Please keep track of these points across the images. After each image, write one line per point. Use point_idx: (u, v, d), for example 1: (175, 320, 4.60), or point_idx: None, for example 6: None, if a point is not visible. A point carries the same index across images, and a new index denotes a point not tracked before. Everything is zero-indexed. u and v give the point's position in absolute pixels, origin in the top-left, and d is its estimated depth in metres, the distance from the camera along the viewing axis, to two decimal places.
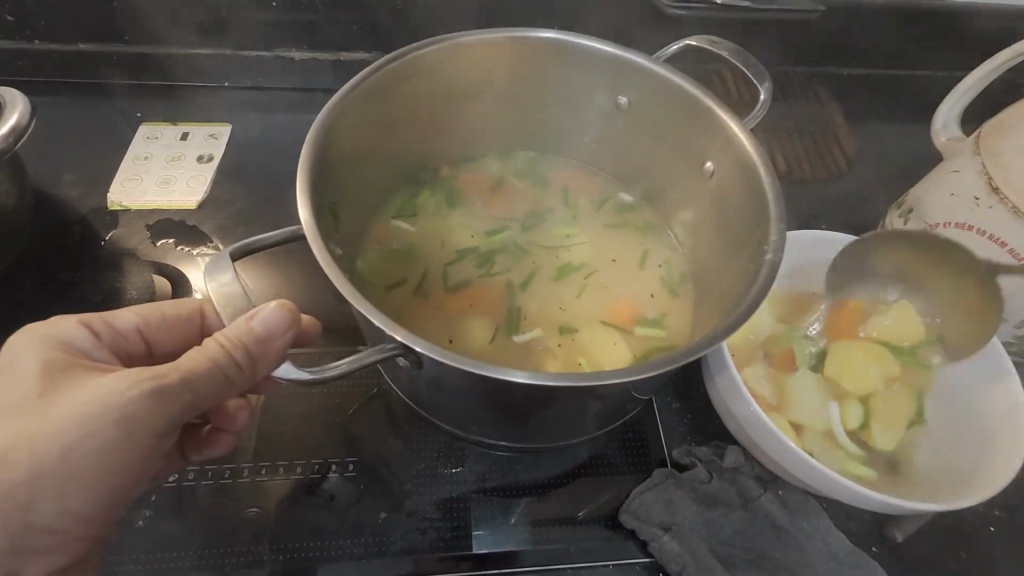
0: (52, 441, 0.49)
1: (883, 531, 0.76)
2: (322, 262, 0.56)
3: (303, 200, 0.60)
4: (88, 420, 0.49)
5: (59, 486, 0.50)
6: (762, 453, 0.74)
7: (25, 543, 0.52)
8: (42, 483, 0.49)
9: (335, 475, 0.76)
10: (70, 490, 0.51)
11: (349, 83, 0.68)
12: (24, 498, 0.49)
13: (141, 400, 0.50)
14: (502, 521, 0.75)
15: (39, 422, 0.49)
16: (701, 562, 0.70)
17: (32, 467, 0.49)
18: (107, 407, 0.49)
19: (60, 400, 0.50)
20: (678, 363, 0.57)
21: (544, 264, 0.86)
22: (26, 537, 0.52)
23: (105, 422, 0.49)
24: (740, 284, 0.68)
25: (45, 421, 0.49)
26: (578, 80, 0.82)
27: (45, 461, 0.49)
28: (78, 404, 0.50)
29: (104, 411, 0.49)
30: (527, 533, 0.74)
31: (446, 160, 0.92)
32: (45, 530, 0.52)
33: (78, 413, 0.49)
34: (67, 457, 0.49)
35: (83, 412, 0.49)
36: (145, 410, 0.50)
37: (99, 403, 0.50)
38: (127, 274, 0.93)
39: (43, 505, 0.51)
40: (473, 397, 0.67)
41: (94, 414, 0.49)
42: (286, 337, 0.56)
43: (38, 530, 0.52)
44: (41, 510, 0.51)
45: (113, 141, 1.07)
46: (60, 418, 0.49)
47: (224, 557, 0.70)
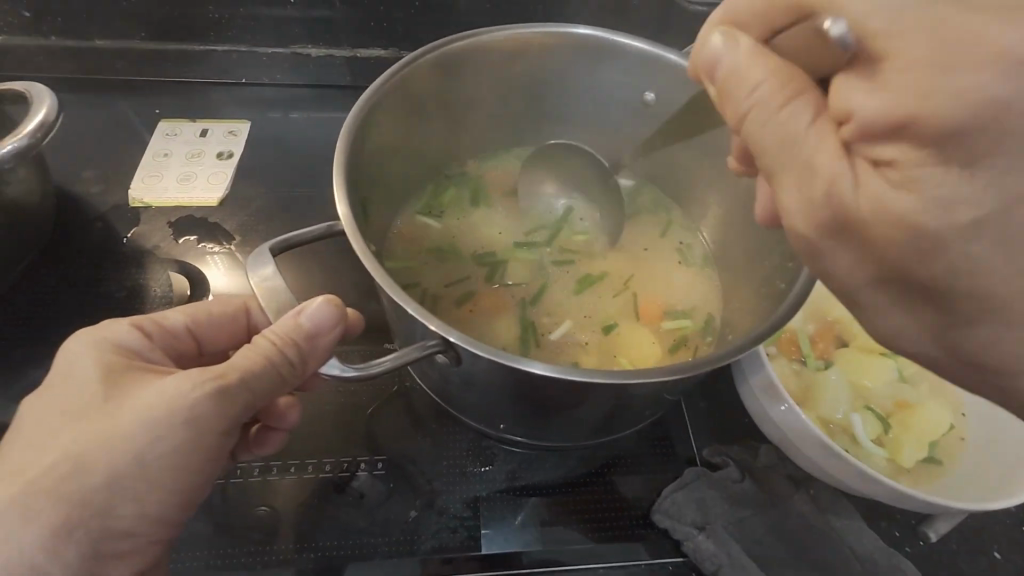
0: (125, 442, 0.48)
1: (916, 531, 0.75)
2: (363, 258, 0.56)
3: (341, 196, 0.59)
4: (155, 421, 0.48)
5: (136, 486, 0.49)
6: (796, 452, 0.73)
7: (108, 548, 0.50)
8: (118, 488, 0.48)
9: (364, 473, 0.75)
10: (148, 490, 0.49)
11: (382, 79, 0.68)
12: (102, 501, 0.48)
13: (208, 398, 0.49)
14: (516, 518, 0.74)
15: (108, 424, 0.48)
16: (736, 562, 0.69)
17: (107, 470, 0.47)
18: (177, 406, 0.49)
19: (124, 401, 0.50)
20: (725, 360, 0.56)
21: (569, 260, 0.85)
22: (105, 543, 0.49)
23: (172, 424, 0.48)
24: (776, 282, 0.68)
25: (105, 422, 0.48)
26: (607, 77, 0.81)
27: (119, 464, 0.48)
28: (146, 404, 0.49)
29: (172, 410, 0.48)
30: (542, 531, 0.74)
31: (470, 158, 0.91)
32: (125, 533, 0.50)
33: (144, 415, 0.48)
34: (142, 462, 0.48)
35: (150, 414, 0.48)
36: (210, 410, 0.50)
37: (166, 404, 0.49)
38: (148, 271, 0.92)
39: (122, 507, 0.49)
40: (506, 394, 0.66)
41: (160, 416, 0.48)
42: (336, 330, 0.56)
43: (117, 534, 0.50)
44: (119, 513, 0.49)
45: (133, 138, 1.06)
46: (129, 418, 0.48)
47: (255, 556, 0.69)
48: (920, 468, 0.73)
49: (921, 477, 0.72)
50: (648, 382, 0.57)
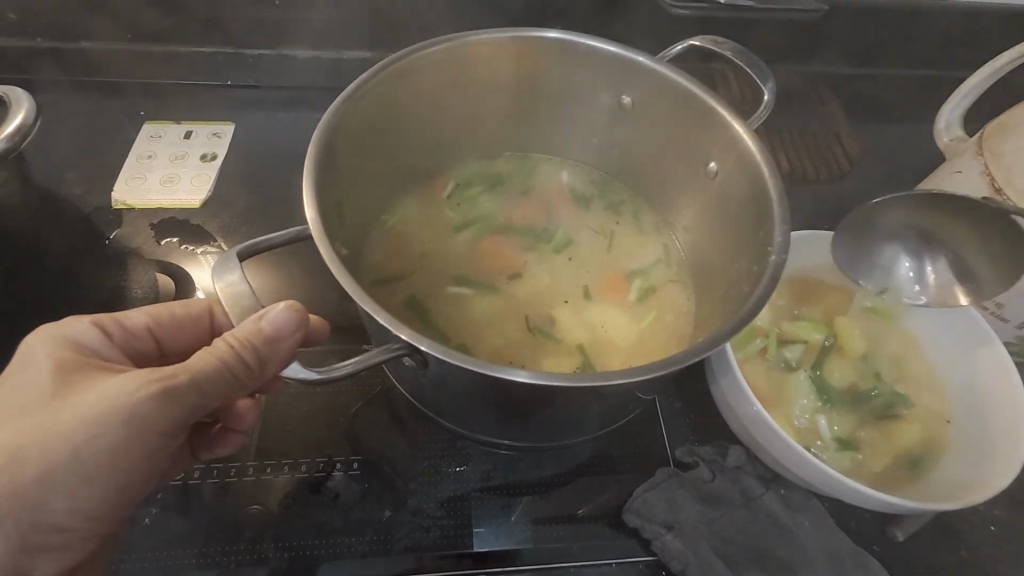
0: (63, 440, 0.49)
1: (884, 530, 0.76)
2: (330, 261, 0.56)
3: (310, 200, 0.60)
4: (93, 421, 0.50)
5: (69, 483, 0.51)
6: (765, 453, 0.74)
7: (34, 541, 0.53)
8: (48, 482, 0.50)
9: (340, 474, 0.76)
10: (77, 484, 0.51)
11: (354, 84, 0.69)
12: (32, 495, 0.50)
13: (151, 399, 0.50)
14: (510, 517, 0.75)
15: (49, 423, 0.49)
16: (703, 561, 0.70)
17: (40, 465, 0.49)
18: (118, 407, 0.50)
19: (70, 399, 0.51)
20: (684, 363, 0.57)
21: (544, 263, 0.87)
22: (35, 534, 0.53)
23: (111, 423, 0.50)
24: (746, 283, 0.69)
25: (52, 422, 0.49)
26: (582, 81, 0.82)
27: (53, 461, 0.50)
28: (89, 405, 0.50)
29: (113, 411, 0.50)
30: (535, 527, 0.75)
31: (450, 161, 0.92)
32: (54, 528, 0.53)
33: (85, 413, 0.50)
34: (75, 457, 0.50)
35: (90, 415, 0.50)
36: (154, 411, 0.51)
37: (104, 404, 0.50)
38: (130, 273, 0.93)
39: (52, 503, 0.51)
40: (478, 396, 0.67)
41: (99, 416, 0.50)
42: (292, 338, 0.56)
43: (48, 528, 0.53)
44: (50, 508, 0.51)
45: (117, 140, 1.07)
46: (67, 418, 0.50)
47: (229, 555, 0.70)
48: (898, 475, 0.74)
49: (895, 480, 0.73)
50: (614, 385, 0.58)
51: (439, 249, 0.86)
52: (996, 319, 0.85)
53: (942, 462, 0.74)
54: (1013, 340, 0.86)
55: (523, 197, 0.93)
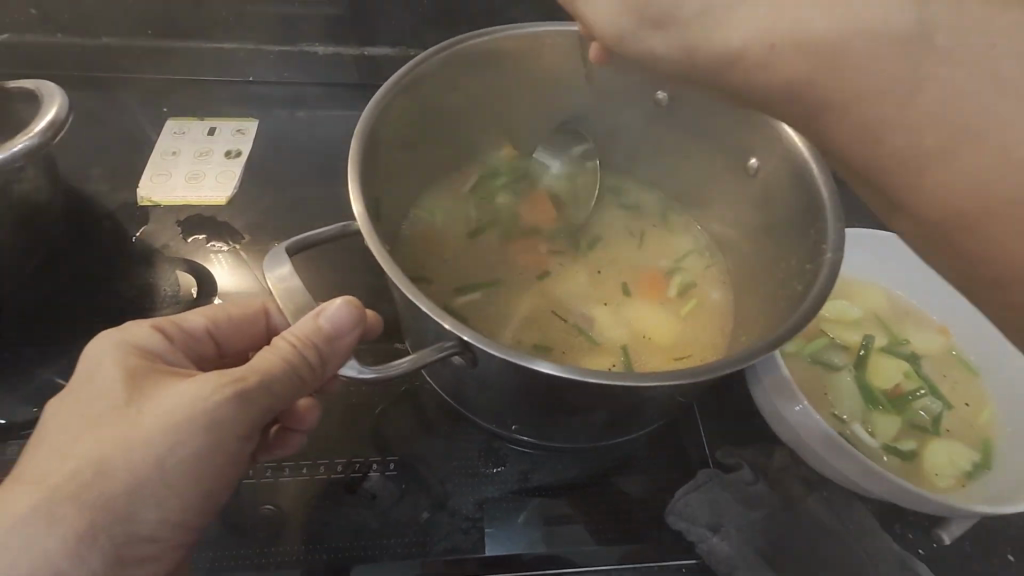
0: (144, 446, 0.48)
1: (929, 533, 0.75)
2: (382, 258, 0.56)
3: (357, 195, 0.59)
4: (178, 427, 0.48)
5: (157, 490, 0.49)
6: (808, 453, 0.73)
7: (129, 554, 0.50)
8: (141, 494, 0.48)
9: (376, 474, 0.75)
10: (166, 498, 0.49)
11: (397, 78, 0.67)
12: (123, 508, 0.48)
13: (229, 402, 0.49)
14: (517, 516, 0.74)
15: (126, 429, 0.48)
16: (748, 563, 0.69)
17: (129, 475, 0.47)
18: (197, 411, 0.48)
19: (146, 406, 0.49)
20: (747, 361, 0.56)
21: (580, 261, 0.85)
22: (130, 548, 0.49)
23: (194, 429, 0.48)
24: (795, 283, 0.67)
25: (133, 429, 0.48)
26: (621, 76, 0.81)
27: (139, 470, 0.48)
28: (166, 409, 0.49)
29: (193, 415, 0.48)
30: (546, 531, 0.73)
31: (482, 158, 0.91)
32: (149, 539, 0.50)
33: (165, 419, 0.48)
34: (162, 467, 0.48)
35: (174, 421, 0.48)
36: (232, 413, 0.50)
37: (188, 409, 0.49)
38: (156, 271, 0.92)
39: (143, 514, 0.49)
40: (520, 394, 0.65)
41: (184, 422, 0.48)
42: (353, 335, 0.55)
43: (140, 540, 0.50)
44: (141, 519, 0.49)
45: (140, 136, 1.06)
46: (148, 424, 0.48)
47: (267, 556, 0.69)
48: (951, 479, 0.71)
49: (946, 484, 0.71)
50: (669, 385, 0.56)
51: (475, 248, 0.84)
52: None
53: (993, 464, 0.72)
54: None
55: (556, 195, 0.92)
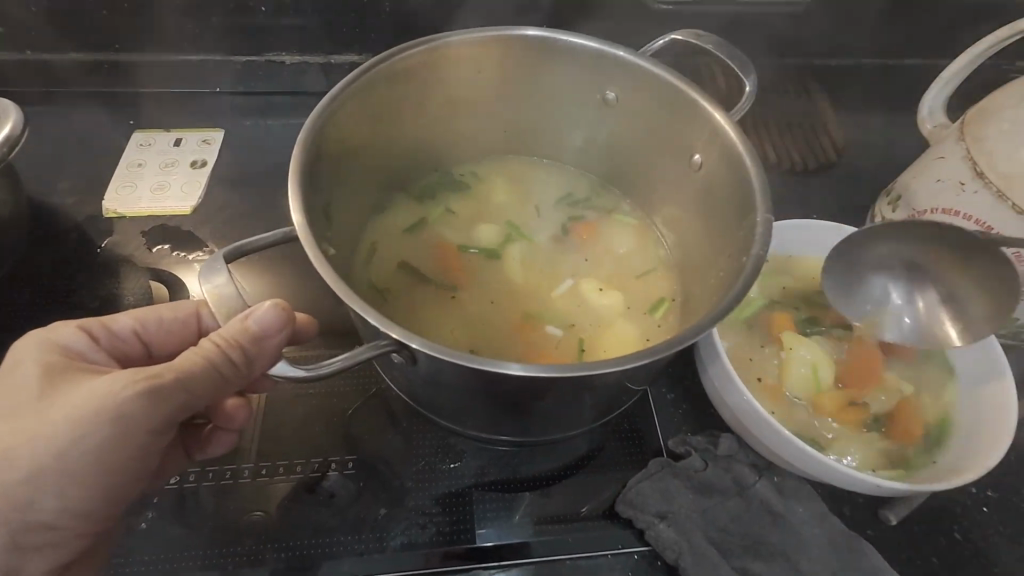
0: (48, 438, 0.51)
1: (876, 514, 0.77)
2: (316, 260, 0.57)
3: (296, 201, 0.61)
4: (83, 422, 0.51)
5: (58, 481, 0.52)
6: (757, 441, 0.74)
7: (25, 539, 0.55)
8: (40, 482, 0.52)
9: (335, 473, 0.77)
10: (67, 487, 0.53)
11: (339, 86, 0.69)
12: (22, 498, 0.52)
13: (136, 398, 0.52)
14: (511, 516, 0.75)
15: (36, 424, 0.51)
16: (698, 549, 0.70)
17: (29, 465, 0.51)
18: (103, 405, 0.51)
19: (55, 402, 0.52)
20: (671, 350, 0.58)
21: (540, 262, 0.88)
22: (27, 533, 0.54)
23: (101, 421, 0.51)
24: (730, 273, 0.69)
25: (41, 420, 0.51)
26: (563, 77, 0.83)
27: (42, 461, 0.51)
28: (75, 406, 0.51)
29: (99, 409, 0.51)
30: (536, 527, 0.75)
31: (438, 164, 0.93)
32: (45, 526, 0.55)
33: (72, 414, 0.51)
34: (61, 457, 0.52)
35: (78, 416, 0.51)
36: (139, 410, 0.52)
37: (94, 404, 0.51)
38: (121, 280, 0.93)
39: (43, 502, 0.53)
40: (469, 391, 0.67)
41: (90, 417, 0.51)
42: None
43: (40, 527, 0.55)
44: (40, 507, 0.53)
45: (107, 149, 1.07)
46: (57, 418, 0.51)
47: (227, 556, 0.71)
48: (902, 461, 0.73)
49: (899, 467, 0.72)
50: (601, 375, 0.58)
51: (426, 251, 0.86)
52: None
53: (945, 439, 0.74)
54: (1001, 323, 0.87)
55: (517, 204, 0.94)
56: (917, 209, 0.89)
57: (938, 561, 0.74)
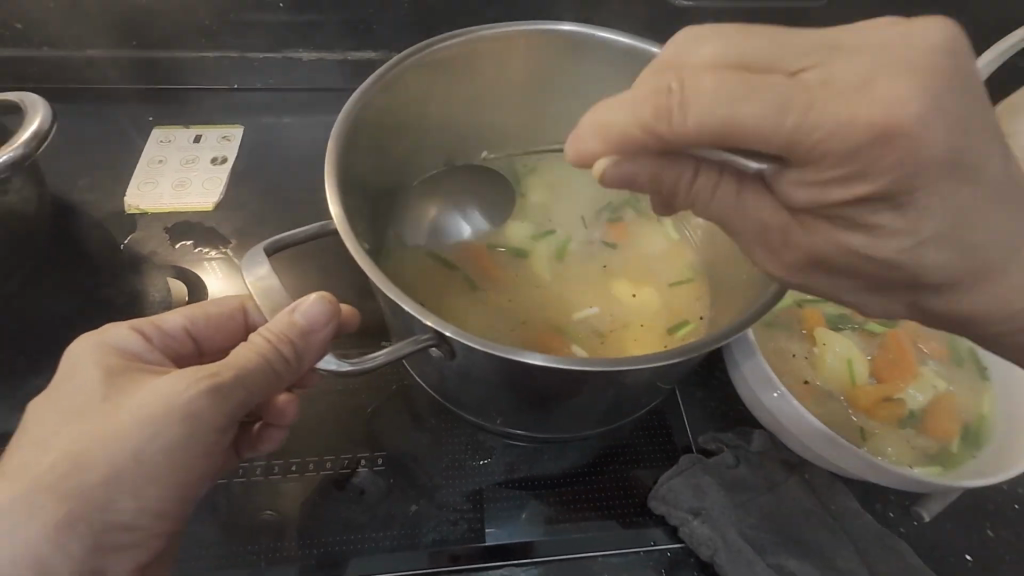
0: (121, 439, 0.50)
1: (909, 511, 0.76)
2: (356, 254, 0.57)
3: (334, 196, 0.60)
4: (153, 420, 0.51)
5: (134, 481, 0.51)
6: (790, 438, 0.74)
7: (107, 541, 0.52)
8: (116, 483, 0.51)
9: (365, 470, 0.76)
10: (144, 486, 0.52)
11: (371, 80, 0.69)
12: (101, 498, 0.51)
13: (203, 395, 0.51)
14: (522, 513, 0.75)
15: (103, 425, 0.51)
16: (733, 546, 0.70)
17: (105, 466, 0.50)
18: (170, 404, 0.51)
19: (122, 403, 0.52)
20: (713, 345, 0.57)
21: (568, 259, 0.88)
22: (106, 536, 0.52)
23: (169, 420, 0.51)
24: (765, 267, 0.69)
25: (109, 421, 0.51)
26: (591, 72, 0.83)
27: (119, 461, 0.50)
28: (137, 406, 0.51)
29: (168, 409, 0.51)
30: (549, 526, 0.74)
31: (463, 161, 0.93)
32: (124, 526, 0.53)
33: (140, 414, 0.51)
34: (138, 457, 0.51)
35: (146, 415, 0.51)
36: (207, 407, 0.52)
37: (162, 403, 0.51)
38: (146, 278, 0.93)
39: (120, 501, 0.51)
40: (503, 386, 0.66)
41: (159, 416, 0.51)
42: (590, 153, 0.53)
43: (118, 527, 0.52)
44: (119, 507, 0.51)
45: (127, 146, 1.07)
46: (120, 418, 0.51)
47: (258, 553, 0.70)
48: (936, 458, 0.72)
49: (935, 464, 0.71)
50: (639, 370, 0.58)
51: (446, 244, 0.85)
52: None
53: (982, 437, 0.73)
54: None
55: (543, 201, 0.93)
56: None
57: (972, 559, 0.74)
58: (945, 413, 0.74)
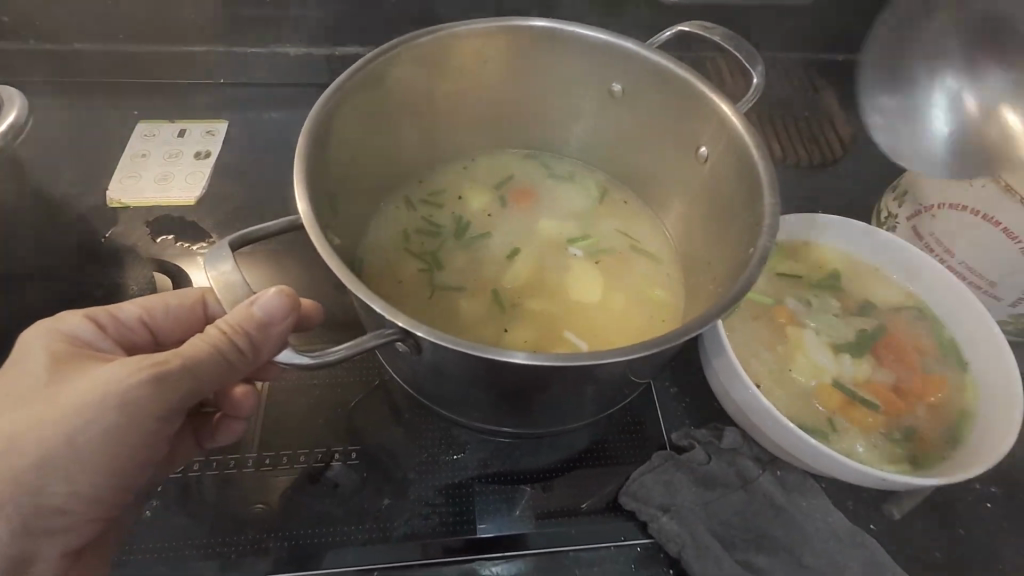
0: (59, 425, 0.51)
1: (880, 508, 0.77)
2: (321, 248, 0.57)
3: (302, 191, 0.60)
4: (88, 406, 0.51)
5: (66, 467, 0.52)
6: (762, 436, 0.74)
7: (38, 525, 0.55)
8: (50, 468, 0.52)
9: (339, 464, 0.77)
10: (76, 473, 0.53)
11: (343, 76, 0.69)
12: (32, 482, 0.52)
13: (139, 385, 0.52)
14: (512, 512, 0.75)
15: (47, 412, 0.51)
16: (701, 543, 0.70)
17: (41, 448, 0.51)
18: (109, 392, 0.51)
19: (64, 389, 0.53)
20: (675, 340, 0.57)
21: (547, 257, 0.88)
22: (37, 519, 0.54)
23: (104, 409, 0.52)
24: (735, 267, 0.69)
25: (53, 408, 0.51)
26: (568, 68, 0.82)
27: (53, 446, 0.52)
28: (80, 394, 0.52)
29: (103, 395, 0.51)
30: (539, 521, 0.75)
31: (442, 157, 0.93)
32: (58, 510, 0.55)
33: (78, 401, 0.52)
34: (71, 444, 0.52)
35: (85, 403, 0.51)
36: (143, 395, 0.52)
37: (102, 391, 0.52)
38: (126, 271, 0.93)
39: (53, 487, 0.53)
40: (474, 382, 0.67)
41: (93, 402, 0.51)
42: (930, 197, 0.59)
43: (49, 512, 0.54)
44: (50, 492, 0.53)
45: (112, 139, 1.07)
46: (62, 406, 0.51)
47: (230, 545, 0.71)
48: (915, 458, 0.72)
49: (912, 464, 0.71)
50: (604, 365, 0.57)
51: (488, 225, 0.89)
52: (991, 298, 0.86)
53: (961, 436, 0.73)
54: (1007, 319, 0.86)
55: (524, 200, 0.94)
56: (924, 205, 0.88)
57: (941, 557, 0.74)
58: (920, 413, 0.75)
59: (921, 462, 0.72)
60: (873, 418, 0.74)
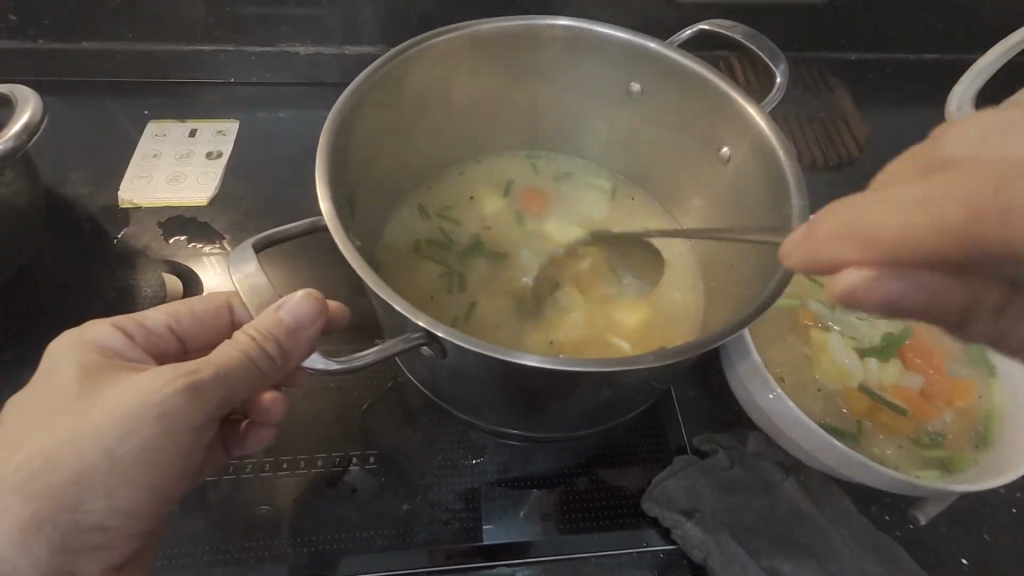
0: (93, 439, 0.50)
1: (905, 514, 0.76)
2: (346, 250, 0.56)
3: (324, 192, 0.59)
4: (124, 421, 0.50)
5: (106, 483, 0.51)
6: (788, 442, 0.73)
7: (77, 541, 0.53)
8: (85, 484, 0.51)
9: (356, 468, 0.76)
10: (116, 486, 0.52)
11: (362, 76, 0.68)
12: (70, 497, 0.51)
13: (178, 394, 0.51)
14: (517, 511, 0.74)
15: (78, 423, 0.50)
16: (725, 550, 0.69)
17: (77, 464, 0.50)
18: (145, 404, 0.51)
19: (96, 401, 0.52)
20: (707, 346, 0.56)
21: (564, 258, 0.87)
22: (76, 536, 0.53)
23: (140, 422, 0.51)
24: (760, 271, 0.68)
25: (82, 419, 0.50)
26: (588, 67, 0.81)
27: (90, 461, 0.50)
28: (113, 405, 0.51)
29: (139, 408, 0.50)
30: (546, 525, 0.74)
31: (458, 158, 0.92)
32: (98, 527, 0.54)
33: (111, 413, 0.50)
34: (111, 459, 0.51)
35: (120, 418, 0.50)
36: (181, 404, 0.51)
37: (136, 404, 0.50)
38: (138, 272, 0.92)
39: (92, 502, 0.52)
40: (497, 386, 0.66)
41: (129, 417, 0.50)
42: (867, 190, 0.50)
43: (89, 527, 0.53)
44: (89, 508, 0.52)
45: (122, 139, 1.06)
46: (94, 417, 0.50)
47: (249, 551, 0.70)
48: (943, 463, 0.71)
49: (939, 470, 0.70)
50: (631, 371, 0.57)
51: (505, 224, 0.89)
52: None
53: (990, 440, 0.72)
54: None
55: (540, 200, 0.93)
56: None
57: (967, 563, 0.73)
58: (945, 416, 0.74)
59: (948, 467, 0.71)
60: (900, 421, 0.73)
